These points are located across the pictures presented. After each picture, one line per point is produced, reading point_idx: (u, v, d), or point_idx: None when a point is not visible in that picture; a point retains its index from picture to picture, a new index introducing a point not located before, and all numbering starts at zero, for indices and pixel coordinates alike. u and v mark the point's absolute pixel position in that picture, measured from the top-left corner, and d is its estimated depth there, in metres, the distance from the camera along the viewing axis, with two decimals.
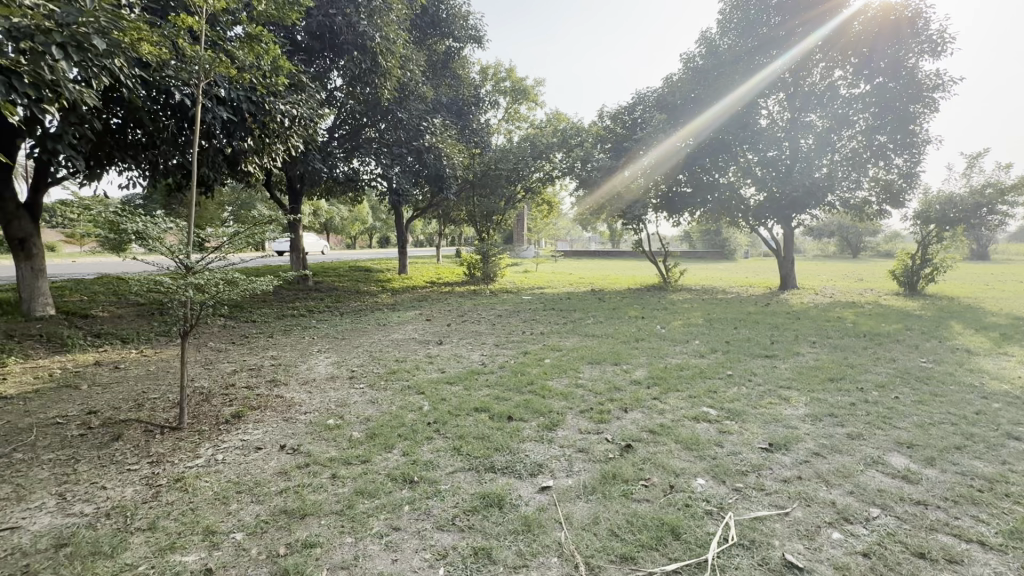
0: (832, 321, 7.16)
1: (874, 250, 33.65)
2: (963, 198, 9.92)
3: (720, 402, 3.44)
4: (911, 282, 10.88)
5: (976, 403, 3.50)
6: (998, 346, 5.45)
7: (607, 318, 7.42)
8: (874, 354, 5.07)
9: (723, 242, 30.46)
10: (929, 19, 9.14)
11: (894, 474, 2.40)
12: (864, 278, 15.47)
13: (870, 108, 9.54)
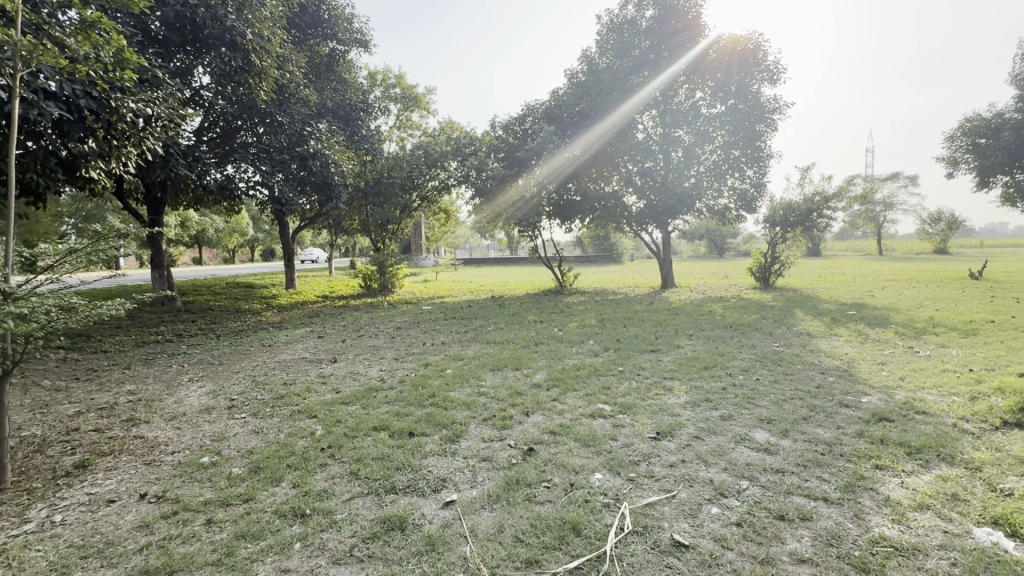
0: (705, 315, 8.02)
1: (735, 250, 38.46)
2: (799, 205, 11.71)
3: (614, 398, 3.66)
4: (765, 277, 12.61)
5: (816, 378, 4.13)
6: (829, 328, 6.50)
7: (508, 324, 7.55)
8: (739, 342, 5.77)
9: (611, 246, 32.77)
10: (766, 52, 10.74)
11: (757, 447, 2.73)
12: (729, 275, 17.52)
13: (726, 126, 10.88)
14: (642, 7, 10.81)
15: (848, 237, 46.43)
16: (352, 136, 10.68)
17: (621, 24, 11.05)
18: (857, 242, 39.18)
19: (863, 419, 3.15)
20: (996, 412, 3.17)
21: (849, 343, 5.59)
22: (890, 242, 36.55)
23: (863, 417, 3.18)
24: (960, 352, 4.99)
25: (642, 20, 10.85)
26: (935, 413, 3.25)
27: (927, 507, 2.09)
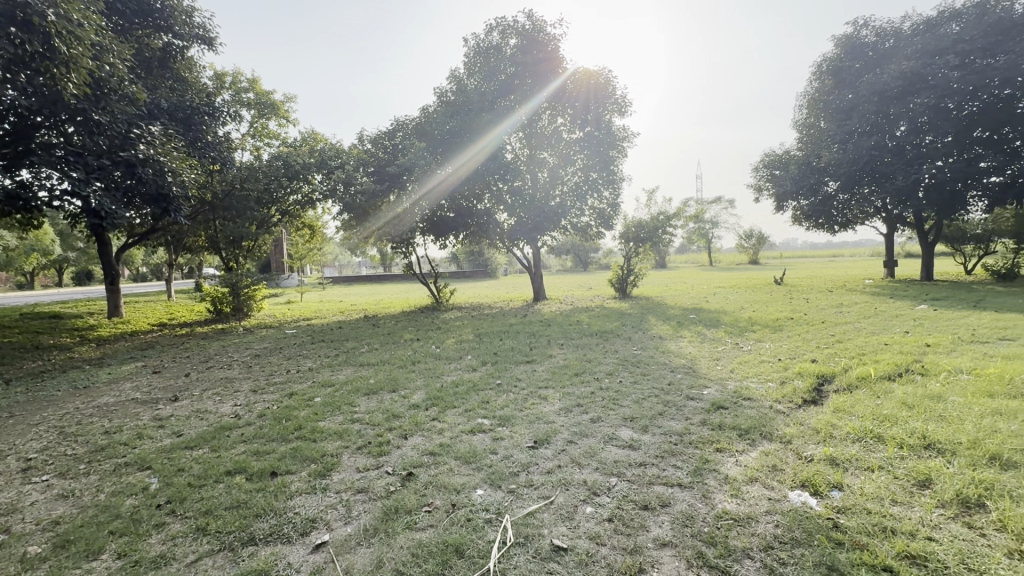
0: (573, 325, 8.57)
1: (597, 264, 41.98)
2: (647, 222, 13.24)
3: (493, 411, 3.70)
4: (623, 287, 13.92)
5: (668, 376, 4.65)
6: (676, 331, 7.38)
7: (382, 345, 7.24)
8: (604, 348, 6.27)
9: (485, 261, 33.53)
10: (615, 87, 12.09)
11: (623, 445, 2.97)
12: (594, 286, 18.98)
13: (583, 150, 11.96)
14: (506, 35, 11.40)
15: (686, 251, 53.52)
16: (193, 143, 9.17)
17: (487, 50, 11.54)
18: (693, 256, 45.37)
19: (706, 409, 3.62)
20: (799, 393, 3.88)
21: (692, 343, 6.39)
22: (717, 255, 43.02)
23: (706, 408, 3.65)
24: (771, 345, 6.03)
25: (507, 47, 11.42)
26: (757, 398, 3.86)
27: (756, 479, 2.46)
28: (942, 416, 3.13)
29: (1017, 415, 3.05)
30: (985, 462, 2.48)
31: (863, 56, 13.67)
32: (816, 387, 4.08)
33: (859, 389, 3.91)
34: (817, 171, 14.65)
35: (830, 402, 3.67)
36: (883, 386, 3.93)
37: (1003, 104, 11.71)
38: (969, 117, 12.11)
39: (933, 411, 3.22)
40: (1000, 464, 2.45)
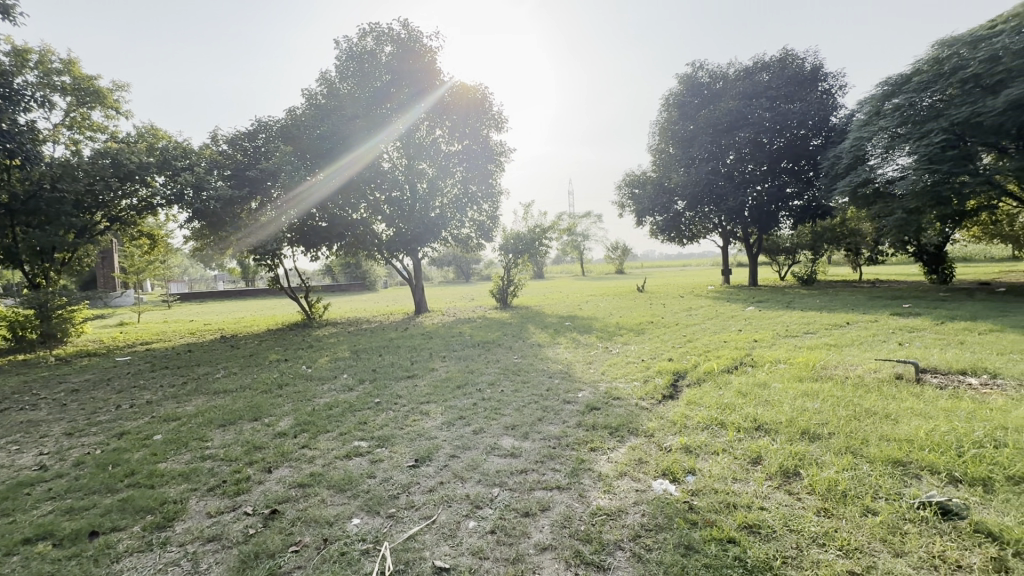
0: (456, 336, 8.55)
1: (478, 275, 42.60)
2: (525, 234, 13.82)
3: (371, 432, 3.50)
4: (503, 297, 14.27)
5: (546, 382, 4.85)
6: (553, 338, 7.74)
7: (243, 368, 6.47)
8: (485, 358, 6.34)
9: (363, 274, 32.01)
10: (491, 103, 12.64)
11: (505, 454, 3.00)
12: (475, 297, 19.16)
13: (461, 163, 12.32)
14: (381, 42, 11.12)
15: (560, 262, 56.80)
16: None
17: (360, 55, 11.11)
18: (567, 267, 48.33)
19: (581, 411, 3.83)
20: (659, 389, 4.30)
21: (568, 349, 6.75)
22: (589, 266, 46.35)
23: (581, 410, 3.86)
24: (636, 347, 6.63)
25: (382, 54, 11.16)
26: (625, 397, 4.20)
27: (625, 473, 2.66)
28: (767, 400, 3.71)
29: (818, 395, 3.74)
30: (798, 436, 2.98)
31: (700, 93, 15.86)
32: (672, 383, 4.57)
33: (706, 382, 4.47)
34: (668, 192, 16.60)
35: (684, 395, 4.13)
36: (723, 377, 4.55)
37: (800, 142, 14.47)
38: (777, 150, 14.73)
39: (760, 397, 3.81)
40: (808, 437, 2.97)
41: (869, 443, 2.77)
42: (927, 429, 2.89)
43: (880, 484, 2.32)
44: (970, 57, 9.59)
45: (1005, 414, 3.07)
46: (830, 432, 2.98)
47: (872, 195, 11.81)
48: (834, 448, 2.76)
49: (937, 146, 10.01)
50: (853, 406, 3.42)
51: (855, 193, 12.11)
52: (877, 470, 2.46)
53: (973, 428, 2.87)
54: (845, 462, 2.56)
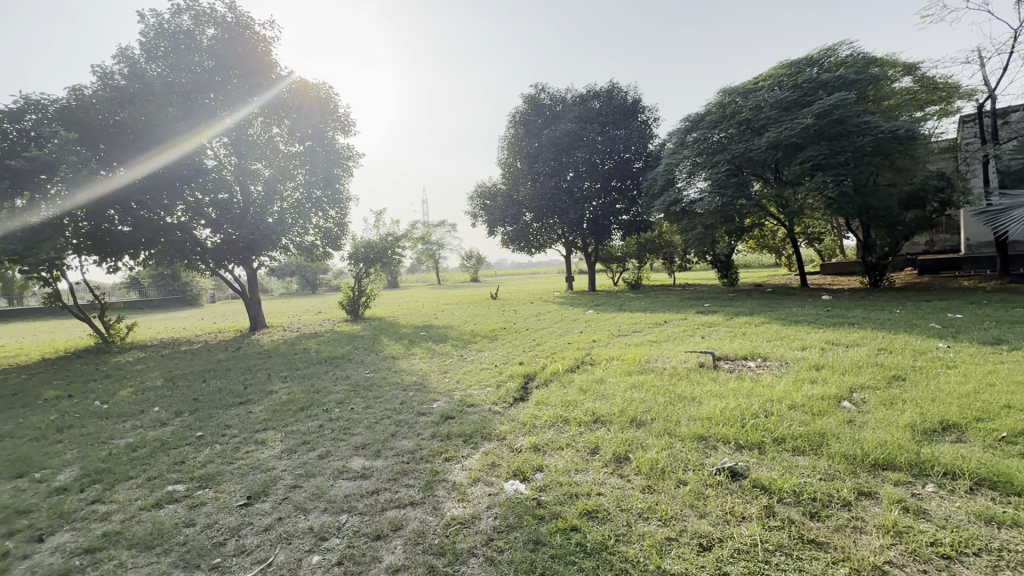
0: (300, 353, 7.83)
1: (327, 285, 39.73)
2: (377, 243, 13.32)
3: (190, 472, 3.01)
4: (355, 309, 13.46)
5: (400, 396, 4.69)
6: (408, 349, 7.56)
7: (2, 412, 5.04)
8: (334, 375, 5.91)
9: (182, 287, 27.56)
10: (336, 105, 12.05)
11: (354, 476, 2.83)
12: (322, 310, 17.79)
13: (304, 165, 11.40)
14: (201, 23, 9.73)
15: (416, 271, 56.03)
16: None
17: (173, 34, 9.46)
18: (423, 276, 47.88)
19: (436, 421, 3.80)
20: (511, 393, 4.49)
21: (423, 359, 6.64)
22: (445, 275, 46.49)
23: (435, 420, 3.83)
24: (490, 353, 6.83)
25: (203, 37, 9.72)
26: (478, 403, 4.28)
27: (479, 478, 2.71)
28: (603, 394, 4.13)
29: (642, 386, 4.28)
30: (628, 424, 3.37)
31: (542, 114, 17.13)
32: (523, 385, 4.80)
33: (553, 382, 4.80)
34: (517, 204, 17.53)
35: (533, 396, 4.38)
36: (568, 376, 4.94)
37: (625, 164, 16.55)
38: (608, 170, 16.64)
39: (598, 392, 4.22)
40: (635, 423, 3.38)
41: (681, 423, 3.26)
42: (721, 406, 3.51)
43: (689, 458, 2.74)
44: (743, 105, 12.01)
45: (771, 388, 3.89)
46: (651, 417, 3.43)
47: (680, 212, 13.99)
48: (655, 431, 3.18)
49: (723, 174, 12.29)
50: (670, 393, 3.98)
51: (668, 211, 14.22)
52: (687, 446, 2.90)
53: (751, 402, 3.57)
54: (663, 442, 2.97)
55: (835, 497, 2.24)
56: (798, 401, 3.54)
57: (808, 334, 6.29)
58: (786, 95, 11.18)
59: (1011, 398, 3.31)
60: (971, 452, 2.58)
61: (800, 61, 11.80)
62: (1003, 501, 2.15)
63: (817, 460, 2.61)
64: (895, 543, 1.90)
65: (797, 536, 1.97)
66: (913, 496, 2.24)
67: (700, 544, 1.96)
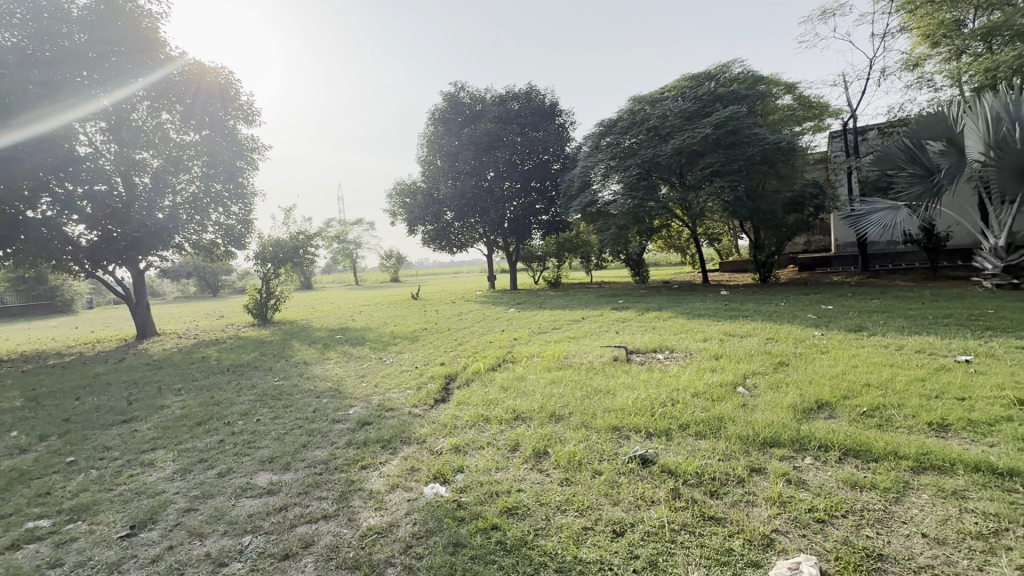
0: (197, 362, 7.12)
1: (230, 287, 36.52)
2: (286, 242, 12.49)
3: (57, 505, 2.61)
4: (262, 312, 12.52)
5: (312, 404, 4.42)
6: (322, 354, 7.15)
7: None
8: (237, 385, 5.44)
9: (49, 291, 23.98)
10: (238, 92, 11.16)
11: (259, 493, 2.62)
12: (224, 314, 16.36)
13: (201, 156, 10.39)
14: None
15: (331, 271, 53.36)
16: None
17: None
18: (339, 276, 45.78)
19: (352, 429, 3.64)
20: (432, 394, 4.42)
21: (338, 364, 6.32)
22: (363, 275, 44.75)
23: (352, 427, 3.67)
24: (410, 355, 6.66)
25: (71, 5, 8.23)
26: (398, 407, 4.16)
27: (397, 485, 2.63)
28: (523, 391, 4.19)
29: (561, 381, 4.42)
30: (548, 419, 3.44)
31: (462, 112, 17.06)
32: (444, 386, 4.74)
33: (474, 381, 4.79)
34: (437, 203, 17.32)
35: (455, 397, 4.33)
36: (489, 375, 4.95)
37: (544, 165, 17.00)
38: (527, 170, 16.97)
39: (518, 389, 4.28)
40: (554, 418, 3.47)
41: (597, 415, 3.40)
42: (633, 397, 3.71)
43: (604, 448, 2.87)
44: (652, 112, 12.77)
45: (677, 378, 4.18)
46: (570, 411, 3.54)
47: (596, 213, 14.58)
48: (573, 425, 3.28)
49: (634, 177, 12.99)
50: (586, 387, 4.14)
51: (584, 211, 14.76)
52: (602, 437, 3.03)
53: (660, 392, 3.81)
54: (580, 436, 3.06)
55: (731, 475, 2.45)
56: (699, 388, 3.82)
57: (709, 326, 6.84)
58: (689, 106, 12.05)
59: (868, 376, 3.84)
60: (840, 426, 2.95)
61: (700, 75, 12.78)
62: (863, 467, 2.48)
63: (716, 443, 2.84)
64: (781, 512, 2.12)
65: (699, 515, 2.13)
66: (795, 469, 2.51)
67: (614, 530, 2.05)
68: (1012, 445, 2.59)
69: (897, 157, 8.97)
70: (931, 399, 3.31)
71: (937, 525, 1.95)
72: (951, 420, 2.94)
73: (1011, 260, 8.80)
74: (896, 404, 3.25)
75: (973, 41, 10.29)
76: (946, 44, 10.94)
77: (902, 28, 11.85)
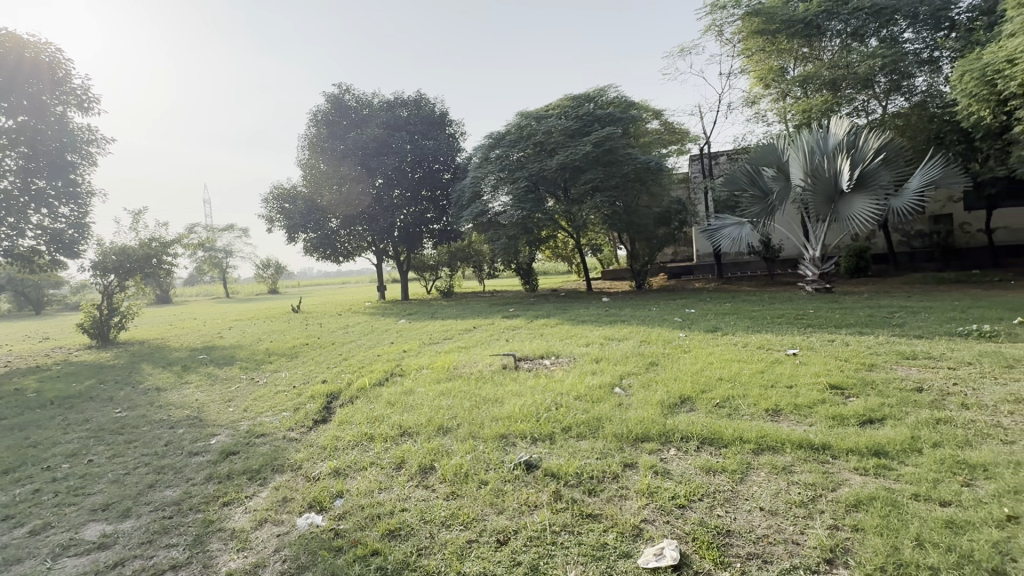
0: (6, 397, 5.82)
1: (59, 303, 30.71)
2: (135, 250, 10.81)
3: None
4: (102, 333, 10.65)
5: (164, 436, 3.84)
6: (179, 378, 6.27)
7: None
8: (64, 421, 4.55)
9: None
10: (70, 73, 9.50)
11: (87, 549, 2.21)
12: (50, 335, 13.67)
13: (17, 147, 8.65)
14: None
15: (195, 283, 47.38)
16: None
17: None
18: (205, 289, 40.96)
19: (212, 461, 3.23)
20: (311, 415, 4.10)
21: (199, 389, 5.60)
22: (235, 286, 40.51)
23: (212, 460, 3.26)
24: (288, 373, 6.11)
25: None
26: (270, 432, 3.78)
27: (266, 519, 2.39)
28: (412, 405, 4.07)
29: (450, 392, 4.38)
30: (435, 433, 3.38)
31: (347, 116, 16.40)
32: (325, 406, 4.43)
33: (359, 399, 4.53)
34: (321, 210, 16.32)
35: (337, 416, 4.07)
36: (375, 391, 4.73)
37: (434, 174, 16.92)
38: (417, 178, 16.78)
39: (406, 403, 4.16)
40: (442, 431, 3.41)
41: (485, 425, 3.41)
42: (520, 404, 3.80)
43: (491, 457, 2.89)
44: (537, 128, 13.34)
45: (561, 382, 4.38)
46: (458, 423, 3.51)
47: (487, 222, 14.79)
48: (460, 436, 3.26)
49: (522, 189, 13.42)
50: (475, 397, 4.15)
51: (475, 221, 14.89)
52: (489, 446, 3.05)
53: (544, 397, 3.95)
54: (468, 446, 3.06)
55: (607, 472, 2.62)
56: (581, 391, 4.04)
57: (590, 332, 7.27)
58: (571, 124, 12.83)
59: (721, 372, 4.37)
60: (698, 418, 3.30)
61: (580, 97, 13.67)
62: (716, 453, 2.80)
63: (595, 442, 3.01)
64: (649, 503, 2.30)
65: (579, 514, 2.23)
66: (661, 460, 2.75)
67: (498, 540, 2.07)
68: (824, 423, 3.12)
69: (741, 180, 10.41)
70: (768, 388, 3.86)
71: (771, 498, 2.27)
72: (782, 405, 3.45)
73: (825, 267, 10.65)
74: (741, 394, 3.74)
75: (794, 86, 12.33)
76: (775, 87, 12.96)
77: (742, 70, 13.84)
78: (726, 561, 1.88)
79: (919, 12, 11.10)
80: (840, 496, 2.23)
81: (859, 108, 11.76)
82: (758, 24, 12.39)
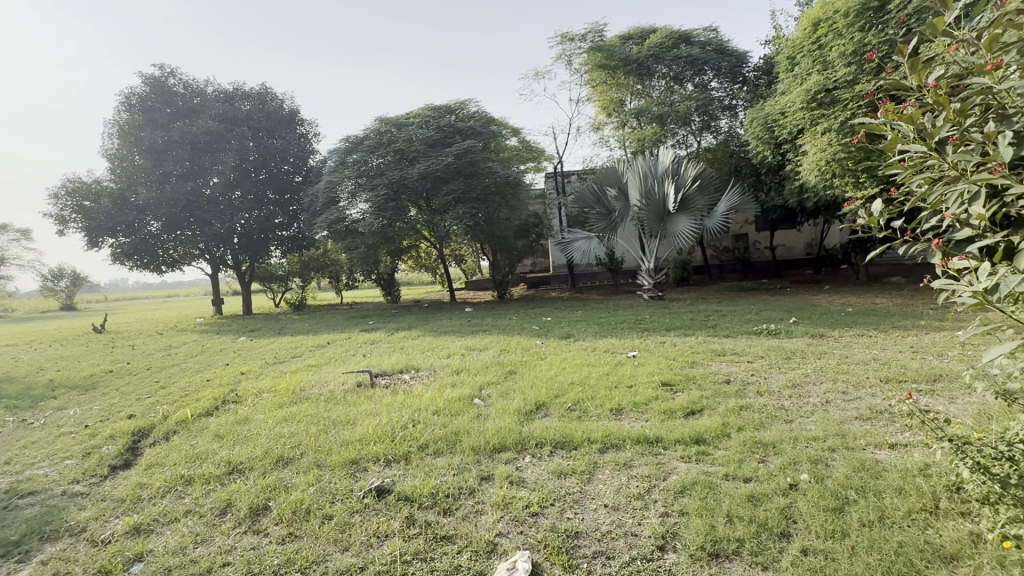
0: None
1: None
2: None
3: None
4: None
5: None
6: None
7: None
8: None
9: None
10: None
11: None
12: None
13: None
14: None
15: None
16: None
17: None
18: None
19: None
20: (107, 461, 3.33)
21: None
22: (11, 302, 32.15)
23: None
24: (80, 410, 4.93)
25: None
26: (43, 489, 2.97)
27: None
28: (245, 436, 3.56)
29: (295, 417, 3.93)
30: (272, 466, 2.98)
31: (172, 103, 14.15)
32: (129, 447, 3.65)
33: (178, 434, 3.83)
34: (136, 209, 13.67)
35: (145, 458, 3.38)
36: (200, 423, 4.04)
37: (281, 178, 15.61)
38: (262, 181, 15.36)
39: (239, 434, 3.62)
40: (282, 463, 3.03)
41: (333, 451, 3.11)
42: (374, 424, 3.55)
43: (338, 486, 2.63)
44: (398, 135, 13.03)
45: (419, 397, 4.23)
46: (301, 452, 3.15)
47: (343, 230, 13.92)
48: (303, 467, 2.92)
49: (382, 197, 12.94)
50: (323, 420, 3.78)
51: (330, 228, 13.92)
52: (336, 475, 2.77)
53: (401, 414, 3.76)
54: (311, 478, 2.74)
55: (463, 487, 2.56)
56: (440, 405, 3.94)
57: (452, 343, 7.21)
58: (432, 135, 12.79)
59: (573, 376, 4.63)
60: (552, 423, 3.43)
61: (441, 108, 13.74)
62: (567, 456, 2.92)
63: (453, 458, 2.94)
64: (503, 515, 2.29)
65: (432, 537, 2.12)
66: (516, 469, 2.78)
67: None
68: (657, 417, 3.47)
69: (589, 198, 11.37)
70: (612, 389, 4.19)
71: (613, 494, 2.43)
72: (624, 405, 3.77)
73: (657, 277, 12.14)
74: (590, 396, 4.00)
75: (630, 117, 13.96)
76: (615, 116, 14.44)
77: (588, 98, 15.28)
78: (574, 563, 1.93)
79: (721, 67, 13.47)
80: (669, 484, 2.48)
81: (680, 141, 13.76)
82: (601, 59, 13.77)
